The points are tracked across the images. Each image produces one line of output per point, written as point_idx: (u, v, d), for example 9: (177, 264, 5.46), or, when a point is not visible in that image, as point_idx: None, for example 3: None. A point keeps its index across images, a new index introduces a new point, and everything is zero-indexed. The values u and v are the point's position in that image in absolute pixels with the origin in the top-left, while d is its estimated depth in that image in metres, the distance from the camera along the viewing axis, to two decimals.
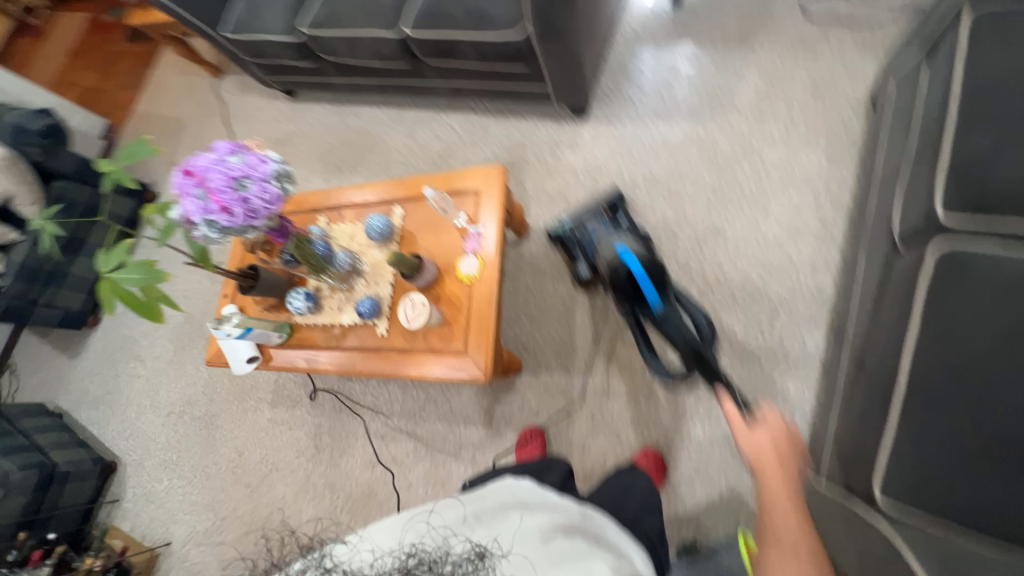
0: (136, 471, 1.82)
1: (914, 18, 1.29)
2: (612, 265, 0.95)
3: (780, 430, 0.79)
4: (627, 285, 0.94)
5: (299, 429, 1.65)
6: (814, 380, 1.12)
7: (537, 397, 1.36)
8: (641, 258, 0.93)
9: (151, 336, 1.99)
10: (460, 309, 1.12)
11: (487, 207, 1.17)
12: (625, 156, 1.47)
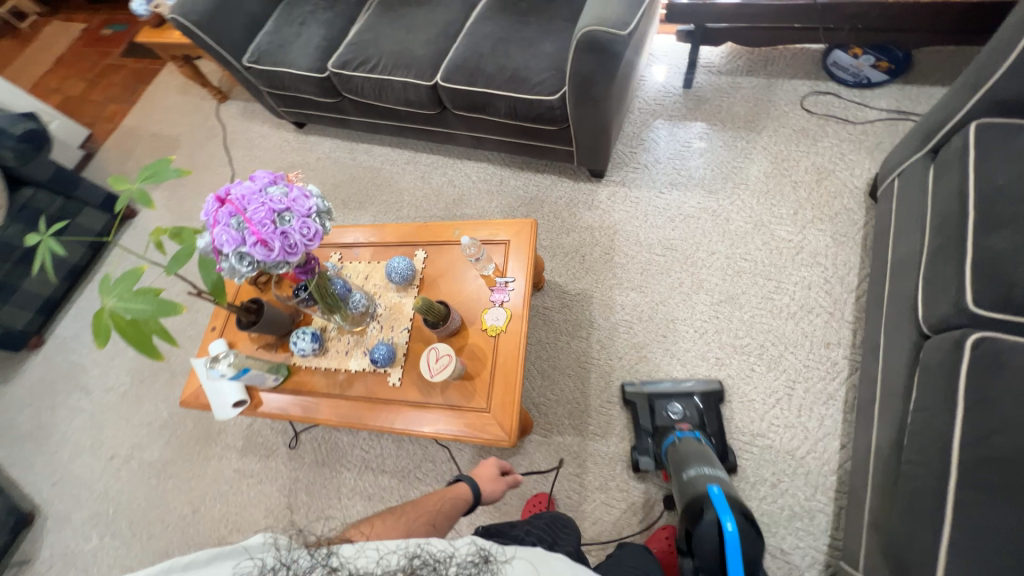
0: (60, 526, 1.54)
1: (900, 124, 1.45)
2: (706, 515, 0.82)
3: None
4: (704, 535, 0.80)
5: (271, 484, 1.47)
6: (834, 458, 1.11)
7: (546, 460, 1.28)
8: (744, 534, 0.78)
9: (104, 365, 1.77)
10: (484, 363, 1.06)
11: (517, 259, 1.15)
12: (641, 221, 1.51)
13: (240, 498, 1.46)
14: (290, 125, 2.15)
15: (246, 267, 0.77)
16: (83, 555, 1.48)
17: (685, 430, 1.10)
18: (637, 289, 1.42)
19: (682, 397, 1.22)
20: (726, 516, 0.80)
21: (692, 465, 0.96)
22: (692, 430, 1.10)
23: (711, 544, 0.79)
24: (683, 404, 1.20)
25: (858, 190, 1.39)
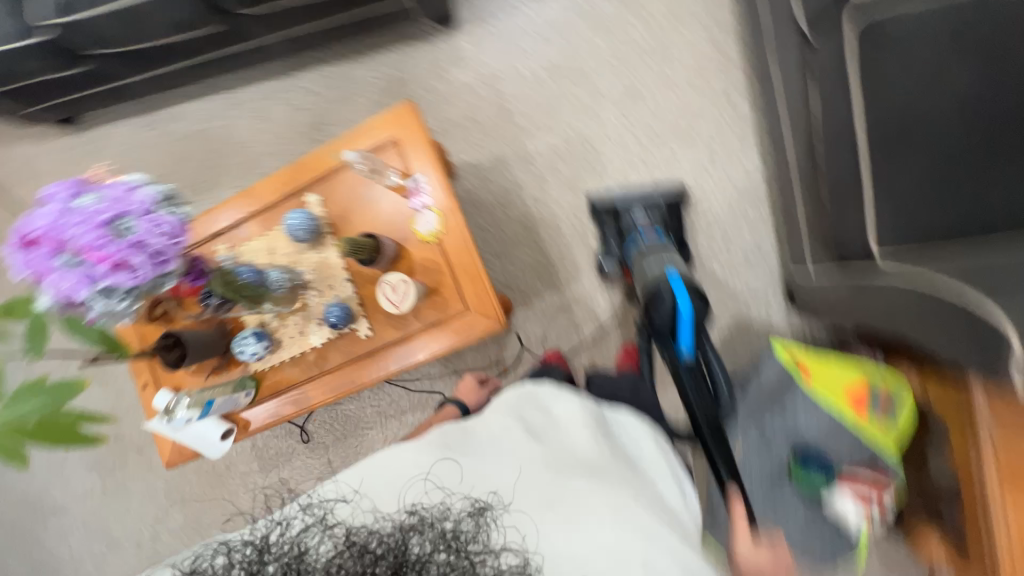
0: None
1: None
2: (660, 286, 0.84)
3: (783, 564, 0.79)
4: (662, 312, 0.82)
5: (309, 478, 1.47)
6: (765, 194, 1.22)
7: (538, 324, 1.34)
8: (693, 296, 0.82)
9: (58, 481, 1.57)
10: (441, 270, 1.01)
11: (416, 152, 1.02)
12: (517, 55, 1.36)
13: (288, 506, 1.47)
14: (58, 129, 1.63)
15: (121, 301, 0.62)
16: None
17: (650, 229, 1.06)
18: (545, 128, 1.34)
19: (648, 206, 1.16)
20: (681, 293, 0.82)
21: (653, 257, 0.93)
22: (654, 230, 1.06)
23: (666, 318, 0.82)
24: (646, 207, 1.15)
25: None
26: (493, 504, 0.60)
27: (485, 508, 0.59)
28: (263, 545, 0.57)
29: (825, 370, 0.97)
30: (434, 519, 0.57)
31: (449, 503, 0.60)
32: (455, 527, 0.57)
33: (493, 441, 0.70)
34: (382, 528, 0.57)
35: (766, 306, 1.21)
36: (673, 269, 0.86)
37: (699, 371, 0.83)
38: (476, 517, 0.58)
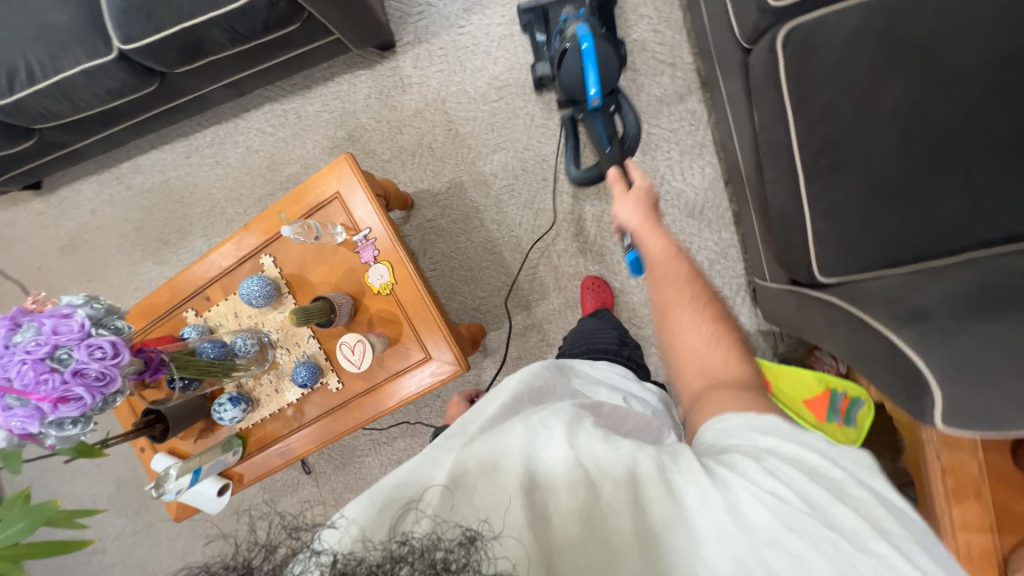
0: None
1: None
2: (569, 41, 1.00)
3: (645, 196, 0.86)
4: (573, 67, 1.03)
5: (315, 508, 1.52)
6: (725, 198, 1.19)
7: (513, 345, 1.34)
8: (597, 45, 1.00)
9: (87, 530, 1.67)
10: (399, 321, 1.02)
11: (360, 204, 1.02)
12: (463, 73, 1.31)
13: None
14: (29, 194, 1.65)
15: (73, 427, 0.65)
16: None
17: (571, 15, 1.06)
18: (499, 148, 1.31)
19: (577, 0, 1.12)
20: (587, 48, 0.99)
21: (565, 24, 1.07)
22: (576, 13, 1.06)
23: (574, 75, 1.04)
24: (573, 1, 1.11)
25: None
26: (482, 530, 0.44)
27: (476, 537, 0.42)
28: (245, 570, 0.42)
29: (784, 375, 0.98)
30: (425, 546, 0.41)
31: (439, 531, 0.43)
32: (445, 557, 0.40)
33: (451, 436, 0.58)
34: (367, 558, 0.40)
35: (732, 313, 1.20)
36: (584, 24, 1.01)
37: (607, 117, 1.11)
38: (466, 546, 0.41)
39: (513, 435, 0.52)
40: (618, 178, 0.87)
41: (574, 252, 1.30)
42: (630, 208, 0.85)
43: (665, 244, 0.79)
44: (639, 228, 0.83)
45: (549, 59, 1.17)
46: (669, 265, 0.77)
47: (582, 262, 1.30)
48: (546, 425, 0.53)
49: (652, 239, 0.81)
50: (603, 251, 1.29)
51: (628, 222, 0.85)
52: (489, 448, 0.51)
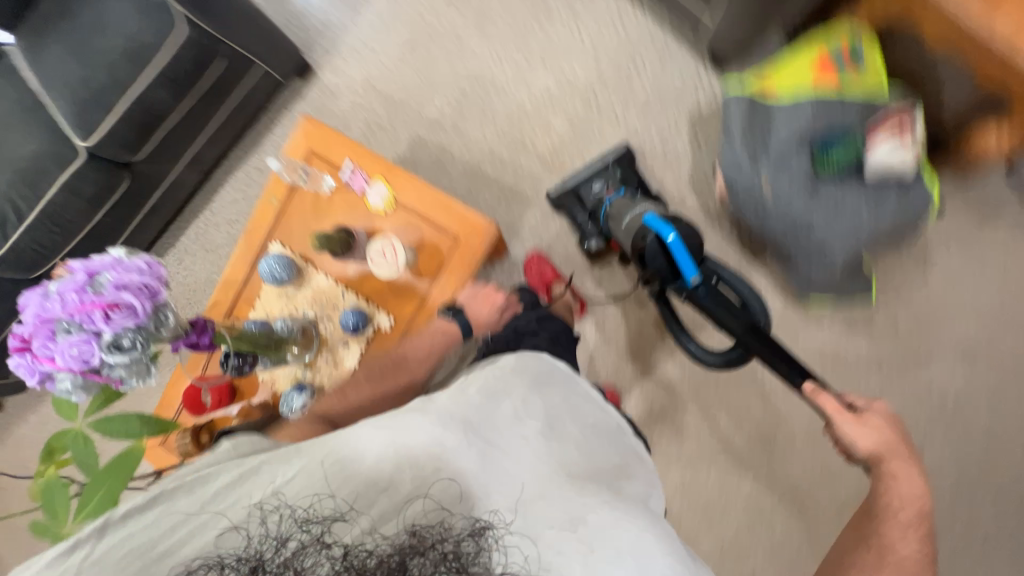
0: None
1: None
2: (645, 238, 0.93)
3: (891, 420, 0.81)
4: (660, 258, 0.92)
5: None
6: (638, 12, 1.28)
7: (537, 240, 1.32)
8: (683, 235, 0.90)
9: None
10: (417, 226, 1.01)
11: (334, 148, 1.05)
12: (376, 56, 1.45)
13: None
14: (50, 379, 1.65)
15: (133, 348, 0.61)
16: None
17: (613, 196, 1.14)
18: (435, 92, 1.41)
19: (601, 173, 1.21)
20: (666, 231, 0.90)
21: (625, 211, 1.05)
22: (617, 194, 1.14)
23: (661, 257, 0.92)
24: (602, 177, 1.20)
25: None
26: (493, 524, 0.52)
27: (485, 529, 0.50)
28: (256, 561, 0.45)
29: (784, 70, 0.97)
30: (434, 539, 0.46)
31: (449, 523, 0.51)
32: (456, 547, 0.46)
33: (537, 445, 0.62)
34: (377, 550, 0.46)
35: (703, 90, 1.23)
36: (657, 215, 0.93)
37: (711, 289, 0.90)
38: (476, 537, 0.48)
39: (589, 506, 0.57)
40: (823, 395, 0.84)
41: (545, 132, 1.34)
42: (860, 430, 0.80)
43: (919, 488, 0.76)
44: (897, 470, 0.77)
45: (599, 235, 1.19)
46: (897, 527, 0.73)
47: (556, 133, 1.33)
48: (622, 512, 0.58)
49: (904, 479, 0.76)
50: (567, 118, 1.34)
51: (859, 447, 0.80)
52: (563, 497, 0.58)
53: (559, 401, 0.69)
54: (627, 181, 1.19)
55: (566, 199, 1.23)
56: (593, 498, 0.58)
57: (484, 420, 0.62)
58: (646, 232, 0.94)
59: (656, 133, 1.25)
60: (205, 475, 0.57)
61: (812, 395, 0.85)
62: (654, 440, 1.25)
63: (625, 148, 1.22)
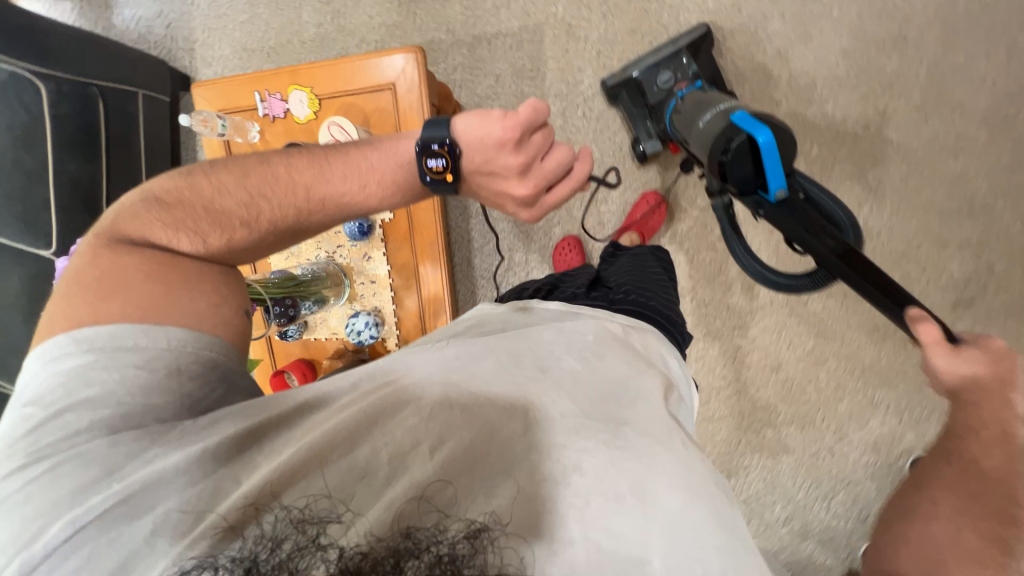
0: None
1: None
2: (726, 136, 0.71)
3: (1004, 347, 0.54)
4: (741, 167, 0.70)
5: None
6: None
7: (492, 76, 1.20)
8: (779, 139, 0.68)
9: None
10: (354, 105, 0.94)
11: (236, 90, 0.98)
12: (229, 19, 1.32)
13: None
14: None
15: None
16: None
17: (687, 87, 0.99)
18: (302, 6, 1.27)
19: (670, 62, 1.05)
20: (760, 132, 0.67)
21: (706, 109, 0.83)
22: (693, 86, 1.00)
23: (746, 160, 0.70)
24: (672, 67, 1.05)
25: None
26: (490, 525, 0.39)
27: (484, 530, 0.37)
28: (248, 562, 0.34)
29: None
30: (431, 539, 0.35)
31: (445, 526, 0.37)
32: (452, 550, 0.34)
33: (540, 394, 0.50)
34: (372, 552, 0.34)
35: None
36: (746, 114, 0.70)
37: (802, 208, 0.69)
38: (473, 538, 0.36)
39: (620, 456, 0.45)
40: (926, 324, 0.56)
41: None
42: (958, 361, 0.54)
43: None
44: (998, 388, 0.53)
45: (659, 136, 1.08)
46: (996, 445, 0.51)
47: None
48: (658, 462, 0.46)
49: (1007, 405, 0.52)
50: None
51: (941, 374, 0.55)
52: (600, 468, 0.44)
53: (557, 346, 0.59)
54: (700, 70, 1.03)
55: (624, 86, 1.09)
56: (620, 448, 0.46)
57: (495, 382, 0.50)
58: (733, 129, 0.71)
59: None
60: (158, 470, 0.43)
61: (913, 315, 0.57)
62: None
63: (704, 28, 1.05)
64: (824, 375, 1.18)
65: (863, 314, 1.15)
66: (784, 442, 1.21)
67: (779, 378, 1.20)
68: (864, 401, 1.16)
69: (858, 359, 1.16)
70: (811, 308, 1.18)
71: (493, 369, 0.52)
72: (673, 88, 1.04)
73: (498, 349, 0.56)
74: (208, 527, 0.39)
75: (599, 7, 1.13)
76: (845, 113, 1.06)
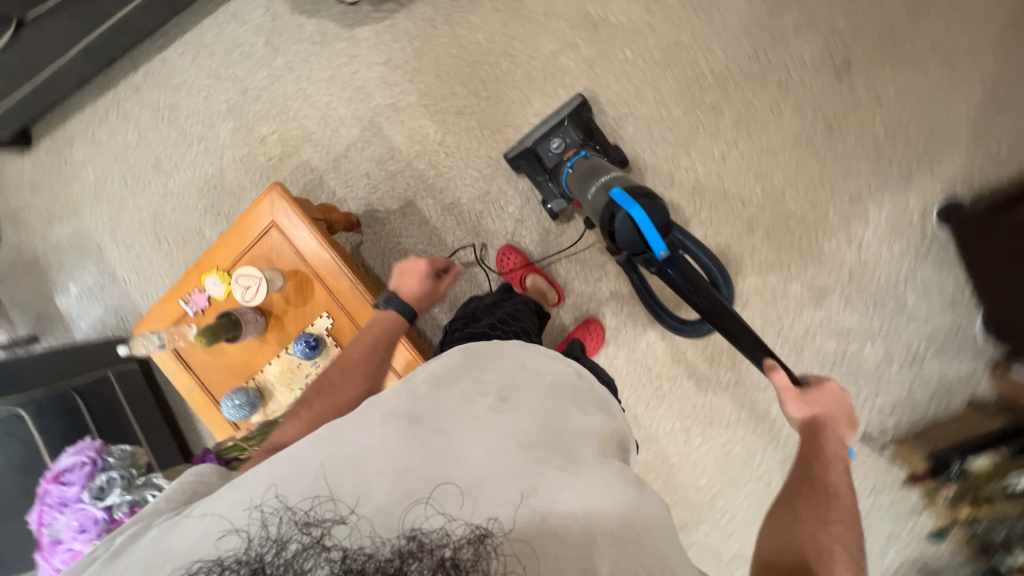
0: (879, 518, 1.19)
1: None
2: (609, 213, 0.86)
3: (840, 394, 0.77)
4: (628, 234, 0.85)
5: (609, 352, 1.28)
6: (206, 27, 1.39)
7: (369, 172, 1.34)
8: (653, 210, 0.83)
9: None
10: (257, 257, 1.05)
11: (166, 308, 1.08)
12: (161, 274, 1.49)
13: (639, 385, 1.27)
14: None
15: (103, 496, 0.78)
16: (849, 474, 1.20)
17: (575, 155, 1.13)
18: (205, 226, 1.45)
19: (556, 129, 1.20)
20: (634, 208, 0.83)
21: (594, 179, 0.98)
22: (579, 152, 1.14)
23: (630, 232, 0.84)
24: (558, 135, 1.19)
25: (11, 157, 1.54)
26: (492, 531, 0.48)
27: (485, 535, 0.47)
28: (255, 562, 0.43)
29: None
30: (433, 544, 0.44)
31: (449, 531, 0.47)
32: (453, 555, 0.43)
33: (499, 426, 0.60)
34: (376, 552, 0.43)
35: None
36: (620, 188, 0.85)
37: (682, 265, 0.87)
38: (475, 543, 0.45)
39: (573, 475, 0.56)
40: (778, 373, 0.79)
41: (275, 135, 1.38)
42: (805, 406, 0.77)
43: (842, 450, 0.72)
44: (836, 429, 0.75)
45: (561, 194, 1.19)
46: (836, 482, 0.67)
47: (278, 127, 1.38)
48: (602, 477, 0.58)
49: (834, 438, 0.73)
50: (269, 113, 1.38)
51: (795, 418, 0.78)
52: (553, 488, 0.54)
53: (509, 375, 0.68)
54: (583, 133, 1.18)
55: (524, 159, 1.20)
56: (566, 471, 0.57)
57: (462, 425, 0.59)
58: (614, 205, 0.85)
59: (315, 44, 1.34)
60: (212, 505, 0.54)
61: (772, 364, 0.81)
62: (592, 111, 1.22)
63: (581, 98, 1.19)
64: (798, 200, 1.16)
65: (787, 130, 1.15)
66: (816, 284, 1.17)
67: (762, 235, 1.17)
68: (845, 201, 1.14)
69: (808, 172, 1.15)
70: (745, 155, 1.17)
71: (458, 415, 0.61)
72: (562, 155, 1.17)
73: (463, 385, 0.65)
74: (213, 527, 0.49)
75: (403, 76, 1.30)
76: (629, 14, 1.19)
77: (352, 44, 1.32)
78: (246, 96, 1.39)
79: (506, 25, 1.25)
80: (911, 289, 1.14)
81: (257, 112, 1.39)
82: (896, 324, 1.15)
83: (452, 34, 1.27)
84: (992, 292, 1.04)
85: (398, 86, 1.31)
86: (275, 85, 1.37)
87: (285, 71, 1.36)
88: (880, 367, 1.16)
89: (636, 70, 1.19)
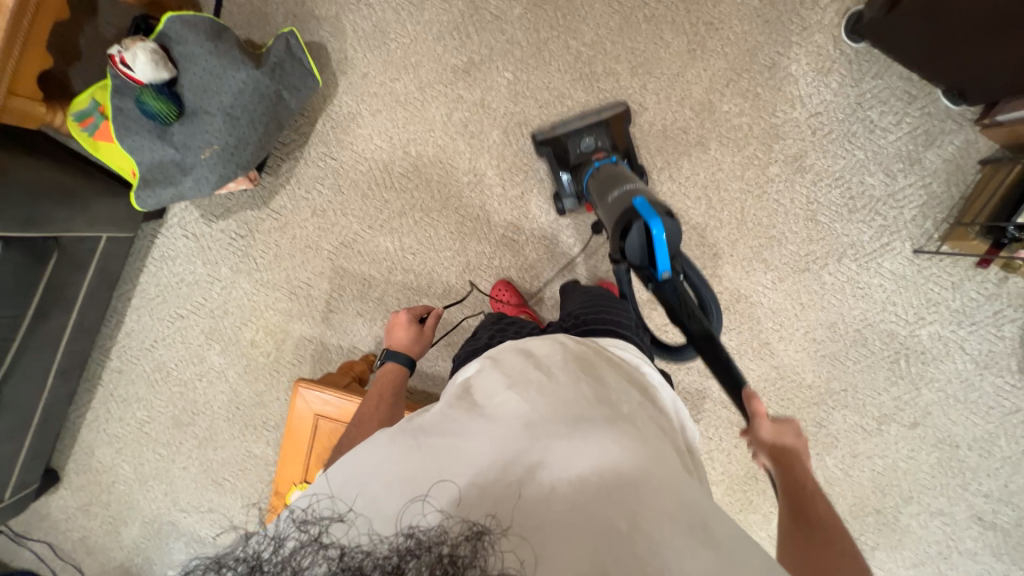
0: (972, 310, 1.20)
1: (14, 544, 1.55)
2: (625, 218, 0.79)
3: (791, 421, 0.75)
4: (637, 247, 0.79)
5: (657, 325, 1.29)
6: (146, 283, 1.40)
7: (358, 312, 1.35)
8: (670, 227, 0.78)
9: (930, 501, 1.28)
10: (322, 453, 1.04)
11: None
12: (239, 511, 1.48)
13: None
14: None
15: None
16: (925, 290, 1.21)
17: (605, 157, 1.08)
18: (250, 446, 1.45)
19: (590, 130, 1.15)
20: (654, 223, 0.76)
21: (621, 183, 0.93)
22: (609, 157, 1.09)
23: (638, 245, 0.79)
24: (592, 135, 1.14)
25: (51, 497, 1.54)
26: (491, 525, 0.49)
27: (482, 533, 0.47)
28: (255, 561, 0.44)
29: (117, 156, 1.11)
30: (431, 543, 0.44)
31: (445, 528, 0.48)
32: (451, 554, 0.43)
33: (506, 415, 0.58)
34: (375, 551, 0.45)
35: (185, 218, 1.37)
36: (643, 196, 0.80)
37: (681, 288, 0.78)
38: (474, 540, 0.46)
39: (580, 441, 0.55)
40: (757, 404, 0.71)
41: (260, 333, 1.39)
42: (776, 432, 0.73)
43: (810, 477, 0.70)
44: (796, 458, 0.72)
45: (575, 195, 1.17)
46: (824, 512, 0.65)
47: (259, 324, 1.39)
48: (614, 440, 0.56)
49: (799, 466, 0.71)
50: (243, 318, 1.39)
51: (764, 439, 0.73)
52: (559, 458, 0.54)
53: (512, 362, 0.66)
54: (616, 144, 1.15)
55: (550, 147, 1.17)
56: (580, 438, 0.55)
57: (464, 421, 0.58)
58: (633, 213, 0.79)
59: (245, 237, 1.36)
60: None
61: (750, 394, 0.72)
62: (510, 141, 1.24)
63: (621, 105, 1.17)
64: (729, 99, 1.18)
65: (682, 50, 1.18)
66: (790, 155, 1.19)
67: (718, 146, 1.20)
68: (767, 75, 1.17)
69: (722, 73, 1.18)
70: (661, 92, 1.19)
71: (465, 415, 0.59)
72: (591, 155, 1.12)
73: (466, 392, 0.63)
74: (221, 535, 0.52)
75: (335, 214, 1.32)
76: (490, 44, 1.22)
77: (275, 217, 1.34)
78: (216, 316, 1.40)
79: (393, 118, 1.28)
80: (869, 108, 1.16)
81: (233, 323, 1.40)
82: (876, 145, 1.17)
83: (353, 155, 1.29)
84: (939, 70, 1.07)
85: (336, 226, 1.33)
86: (233, 291, 1.38)
87: (235, 276, 1.38)
88: (889, 187, 1.18)
89: (525, 85, 1.22)
